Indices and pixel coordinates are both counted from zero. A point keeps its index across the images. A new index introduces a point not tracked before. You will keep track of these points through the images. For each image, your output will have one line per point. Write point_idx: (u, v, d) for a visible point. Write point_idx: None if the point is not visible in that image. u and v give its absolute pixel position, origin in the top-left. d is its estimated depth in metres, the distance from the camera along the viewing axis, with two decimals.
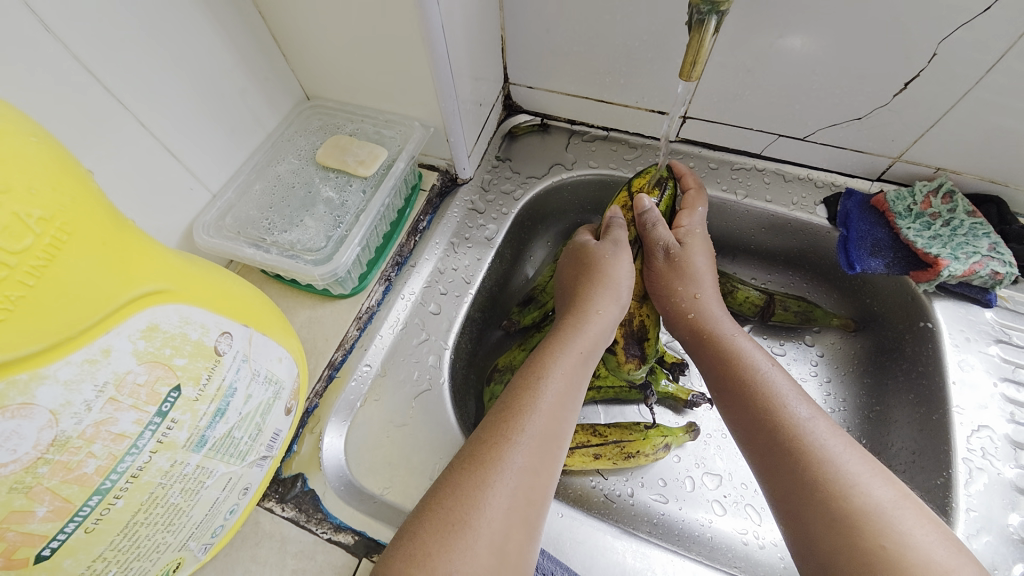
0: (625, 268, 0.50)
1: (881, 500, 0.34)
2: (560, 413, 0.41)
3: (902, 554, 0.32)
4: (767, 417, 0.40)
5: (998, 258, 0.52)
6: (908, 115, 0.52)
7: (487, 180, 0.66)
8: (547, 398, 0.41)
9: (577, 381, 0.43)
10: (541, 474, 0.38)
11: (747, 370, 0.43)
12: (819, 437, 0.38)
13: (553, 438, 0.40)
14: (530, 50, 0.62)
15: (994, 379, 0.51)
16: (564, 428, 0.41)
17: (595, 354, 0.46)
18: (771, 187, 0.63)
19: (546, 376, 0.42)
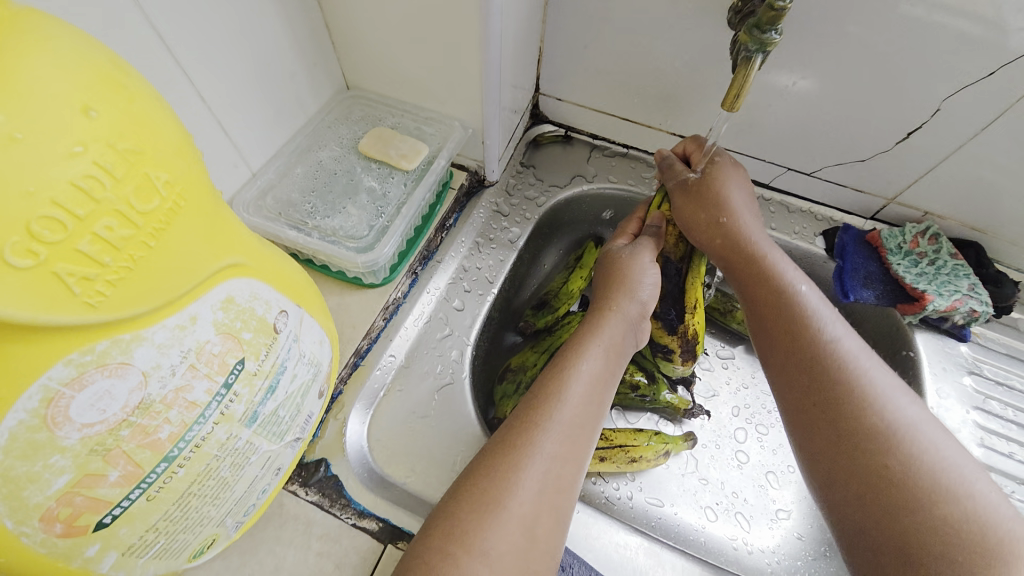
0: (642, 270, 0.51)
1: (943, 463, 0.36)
2: (590, 406, 0.42)
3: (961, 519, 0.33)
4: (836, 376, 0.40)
5: (976, 299, 0.58)
6: (906, 162, 0.57)
7: (511, 185, 0.68)
8: (576, 388, 0.43)
9: (606, 375, 0.45)
10: (570, 461, 0.39)
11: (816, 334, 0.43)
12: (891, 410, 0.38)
13: (582, 428, 0.41)
14: (565, 64, 0.65)
15: (967, 407, 0.57)
16: (593, 419, 0.42)
17: (622, 351, 0.48)
18: (776, 216, 0.68)
19: (574, 369, 0.44)
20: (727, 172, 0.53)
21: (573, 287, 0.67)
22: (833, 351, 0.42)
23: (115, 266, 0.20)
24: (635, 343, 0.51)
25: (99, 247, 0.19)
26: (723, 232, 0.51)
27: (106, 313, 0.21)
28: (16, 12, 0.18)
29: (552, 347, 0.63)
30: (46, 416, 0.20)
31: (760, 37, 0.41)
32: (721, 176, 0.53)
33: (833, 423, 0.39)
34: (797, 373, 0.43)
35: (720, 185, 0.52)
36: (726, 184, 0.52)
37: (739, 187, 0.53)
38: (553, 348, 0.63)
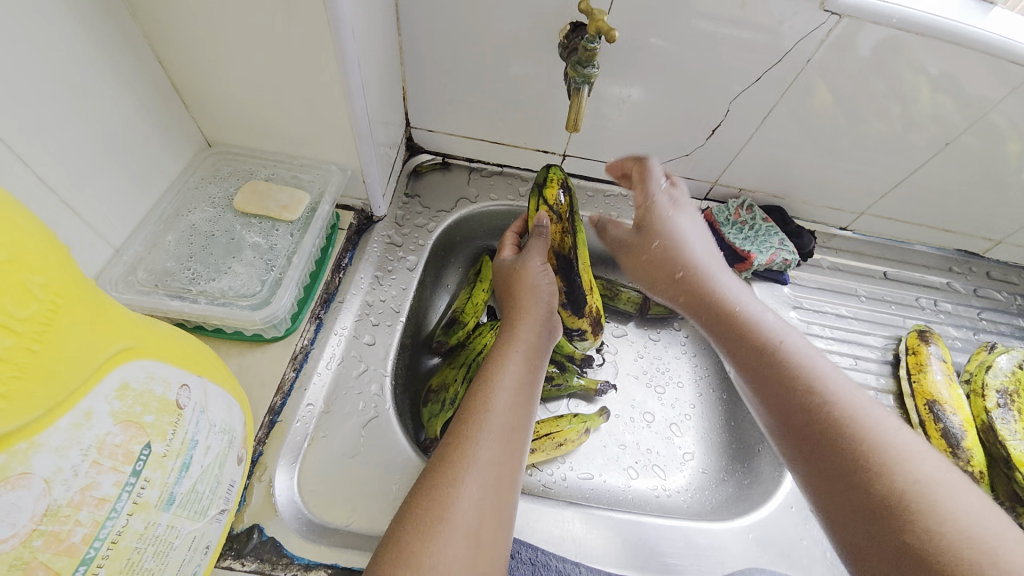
0: (541, 271, 0.59)
1: (930, 475, 0.37)
2: (517, 410, 0.47)
3: (959, 540, 0.33)
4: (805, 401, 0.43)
5: (785, 250, 0.72)
6: (718, 151, 0.72)
7: (400, 216, 0.71)
8: (501, 396, 0.47)
9: (528, 377, 0.50)
10: (504, 467, 0.43)
11: (827, 405, 0.42)
12: (918, 464, 0.38)
13: (512, 429, 0.46)
14: (430, 98, 0.70)
15: (797, 334, 0.70)
16: (521, 420, 0.47)
17: (539, 352, 0.54)
18: (634, 208, 0.80)
19: (498, 378, 0.49)
20: (676, 243, 0.60)
21: (478, 301, 0.73)
22: (835, 400, 0.43)
23: (3, 377, 0.21)
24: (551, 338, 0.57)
25: None
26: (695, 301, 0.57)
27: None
28: None
29: (468, 360, 0.69)
30: None
31: (583, 72, 0.51)
32: (672, 229, 0.61)
33: (835, 465, 0.40)
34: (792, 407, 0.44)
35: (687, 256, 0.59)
36: (705, 277, 0.57)
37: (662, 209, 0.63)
38: (469, 362, 0.69)
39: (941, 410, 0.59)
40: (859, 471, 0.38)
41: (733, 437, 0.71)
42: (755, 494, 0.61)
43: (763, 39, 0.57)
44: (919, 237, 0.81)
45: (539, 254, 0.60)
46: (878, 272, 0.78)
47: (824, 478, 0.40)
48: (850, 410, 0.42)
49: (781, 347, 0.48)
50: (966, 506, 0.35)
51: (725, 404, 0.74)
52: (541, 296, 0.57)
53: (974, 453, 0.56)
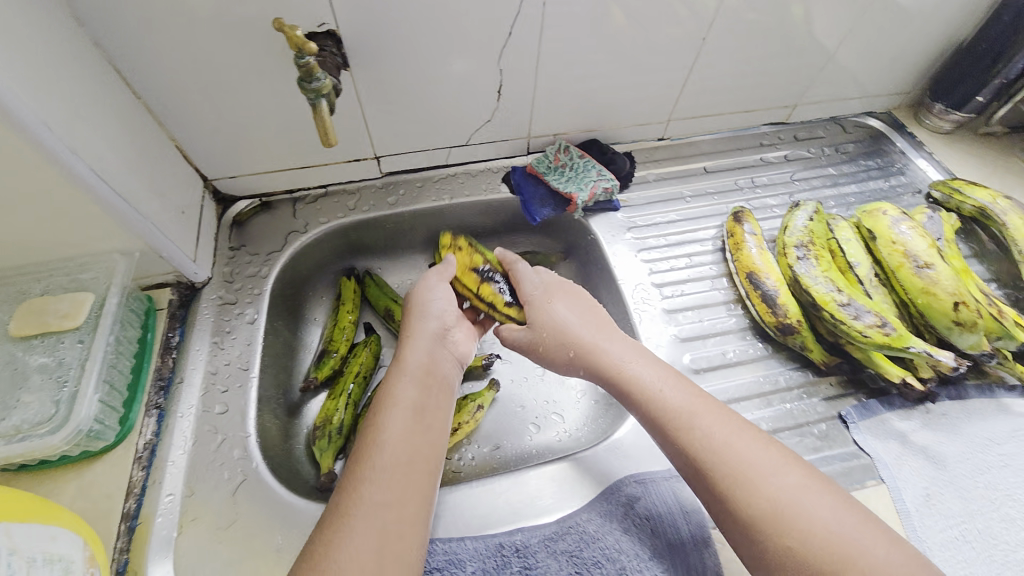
0: (435, 296, 0.60)
1: (791, 488, 0.43)
2: (417, 437, 0.51)
3: (808, 537, 0.40)
4: (686, 446, 0.48)
5: (604, 179, 0.76)
6: (514, 108, 0.73)
7: (228, 272, 0.69)
8: (398, 425, 0.50)
9: (421, 404, 0.53)
10: (405, 505, 0.46)
11: (697, 434, 0.48)
12: (766, 460, 0.45)
13: (409, 460, 0.49)
14: (212, 147, 0.67)
15: (636, 252, 0.74)
16: (421, 445, 0.50)
17: (433, 373, 0.56)
18: (466, 184, 0.81)
19: (388, 411, 0.51)
20: (552, 332, 0.59)
21: (343, 324, 0.75)
22: (708, 436, 0.47)
23: None
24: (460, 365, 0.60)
25: None
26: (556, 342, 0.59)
27: None
28: None
29: (347, 385, 0.70)
30: None
31: (311, 87, 0.48)
32: (556, 316, 0.60)
33: (718, 503, 0.45)
34: (676, 447, 0.49)
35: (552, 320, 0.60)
36: (570, 324, 0.59)
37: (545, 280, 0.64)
38: (347, 387, 0.70)
39: (758, 279, 0.66)
40: (726, 483, 0.45)
41: None
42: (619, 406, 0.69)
43: None
44: (728, 124, 0.86)
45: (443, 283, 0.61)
46: (700, 169, 0.83)
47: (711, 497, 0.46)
48: (712, 433, 0.48)
49: (647, 388, 0.52)
50: (799, 492, 0.43)
51: None
52: (426, 329, 0.58)
53: (789, 305, 0.64)
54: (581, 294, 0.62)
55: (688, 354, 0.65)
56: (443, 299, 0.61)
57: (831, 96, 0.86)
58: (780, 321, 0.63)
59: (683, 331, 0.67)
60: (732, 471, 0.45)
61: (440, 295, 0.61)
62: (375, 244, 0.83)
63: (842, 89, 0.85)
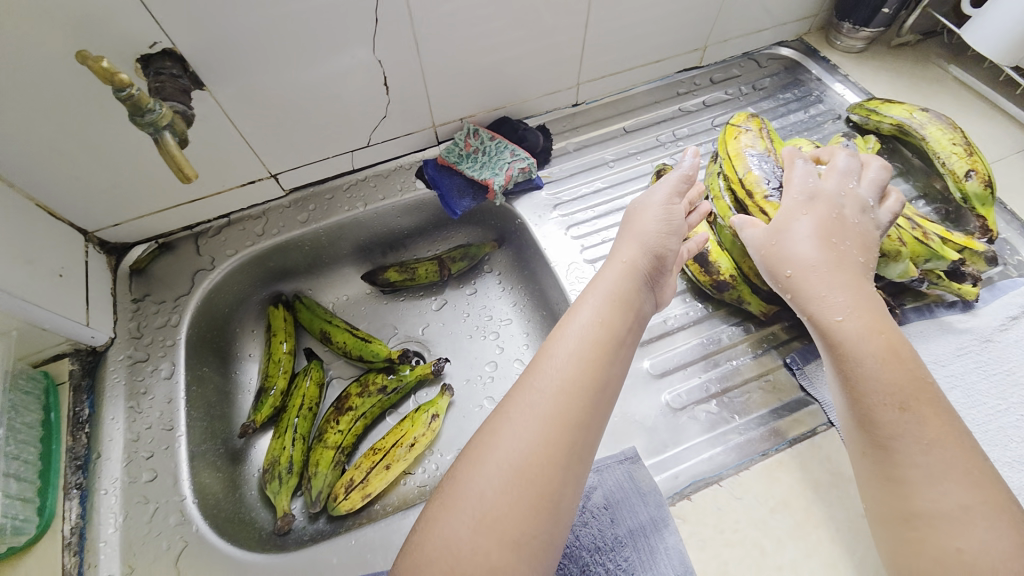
0: (637, 245, 0.53)
1: (950, 506, 0.40)
2: (590, 363, 0.45)
3: (968, 553, 0.38)
4: (865, 401, 0.45)
5: (519, 159, 0.72)
6: (408, 98, 0.68)
7: (135, 328, 0.64)
8: (569, 347, 0.46)
9: (603, 366, 0.45)
10: (554, 447, 0.41)
11: (857, 371, 0.46)
12: (912, 439, 0.42)
13: (526, 472, 0.40)
14: (82, 198, 0.61)
15: (565, 230, 0.71)
16: (563, 439, 0.41)
17: (609, 355, 0.46)
18: (378, 187, 0.76)
19: (552, 356, 0.46)
20: (784, 238, 0.53)
21: (277, 356, 0.72)
22: (912, 408, 0.43)
23: None
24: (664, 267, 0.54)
25: None
26: (767, 266, 0.54)
27: None
28: None
29: (290, 420, 0.67)
30: None
31: (146, 121, 0.44)
32: (793, 256, 0.52)
33: (884, 508, 0.43)
34: (854, 417, 0.46)
35: (781, 252, 0.53)
36: (799, 250, 0.52)
37: (839, 185, 0.55)
38: (292, 422, 0.67)
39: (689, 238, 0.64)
40: (885, 420, 0.43)
41: None
42: None
43: None
44: (641, 78, 0.83)
45: (650, 236, 0.53)
46: (619, 130, 0.80)
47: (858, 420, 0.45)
48: (885, 356, 0.45)
49: (832, 312, 0.48)
50: (926, 470, 0.41)
51: (547, 320, 0.76)
52: (648, 244, 0.53)
53: (721, 262, 0.61)
54: (852, 194, 0.54)
55: None
56: (649, 235, 0.53)
57: (738, 31, 0.83)
58: (716, 279, 0.61)
59: None
60: (899, 412, 0.43)
61: (655, 224, 0.54)
62: (297, 266, 0.78)
63: (746, 23, 0.82)
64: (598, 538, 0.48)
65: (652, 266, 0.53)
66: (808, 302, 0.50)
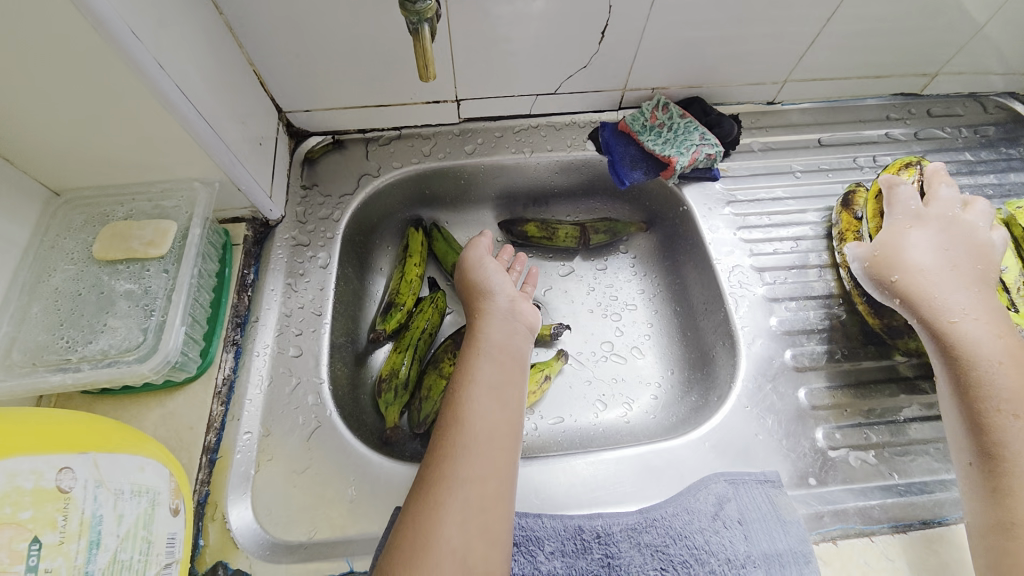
0: (497, 329, 0.55)
1: None
2: (500, 409, 0.49)
3: None
4: (978, 407, 0.45)
5: (708, 144, 0.68)
6: (615, 55, 0.65)
7: (301, 213, 0.67)
8: (480, 396, 0.49)
9: (506, 395, 0.50)
10: (489, 477, 0.44)
11: (974, 376, 0.46)
12: (1017, 438, 0.43)
13: (504, 435, 0.47)
14: (291, 78, 0.62)
15: (734, 231, 0.68)
16: (510, 427, 0.48)
17: (516, 356, 0.54)
18: (548, 138, 0.74)
19: (468, 403, 0.48)
20: (899, 245, 0.52)
21: (410, 276, 0.71)
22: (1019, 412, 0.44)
23: None
24: (524, 330, 0.57)
25: None
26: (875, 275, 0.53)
27: None
28: None
29: (413, 340, 0.68)
30: None
31: (415, 9, 0.44)
32: (913, 256, 0.51)
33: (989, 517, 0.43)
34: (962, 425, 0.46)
35: (899, 251, 0.52)
36: (919, 253, 0.51)
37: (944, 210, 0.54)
38: (414, 341, 0.68)
39: None
40: (995, 425, 0.44)
41: (692, 347, 0.69)
42: (711, 404, 0.61)
43: None
44: (848, 92, 0.76)
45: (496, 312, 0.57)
46: (813, 141, 0.75)
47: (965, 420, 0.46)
48: (1006, 364, 0.46)
49: (946, 312, 0.48)
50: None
51: (680, 316, 0.72)
52: (518, 313, 0.57)
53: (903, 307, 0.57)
54: (962, 218, 0.52)
55: (791, 349, 0.59)
56: (502, 330, 0.55)
57: (982, 69, 0.74)
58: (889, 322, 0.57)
59: (784, 324, 0.61)
60: (1015, 420, 0.43)
61: (506, 296, 0.58)
62: (446, 196, 0.78)
63: (998, 63, 0.73)
64: (729, 551, 0.45)
65: (513, 352, 0.54)
66: (926, 307, 0.49)
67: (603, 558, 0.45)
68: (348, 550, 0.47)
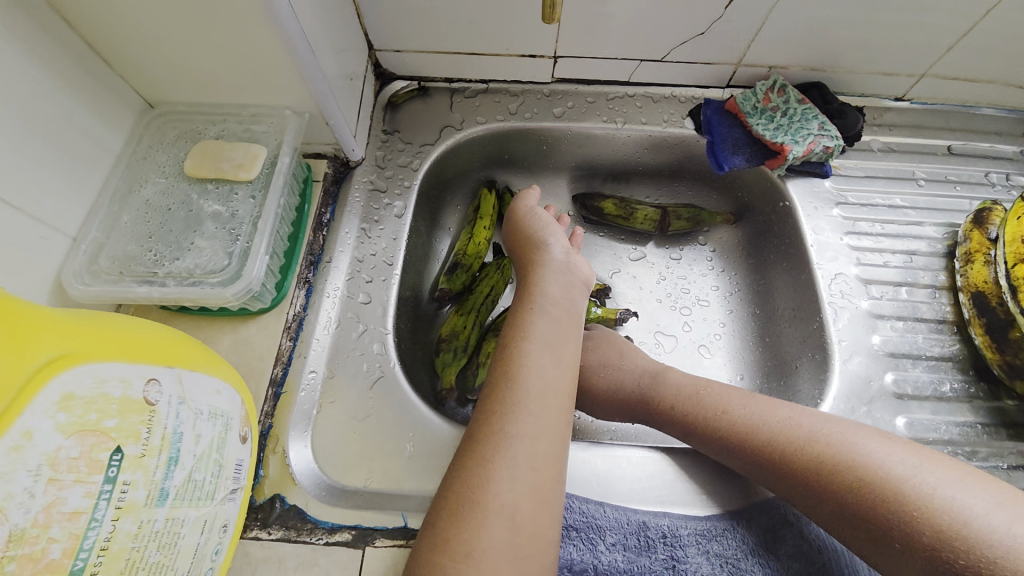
0: (553, 284, 0.52)
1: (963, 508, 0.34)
2: (557, 367, 0.45)
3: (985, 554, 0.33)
4: (790, 466, 0.41)
5: (827, 136, 0.62)
6: (740, 23, 0.59)
7: (380, 158, 0.64)
8: (537, 351, 0.45)
9: (560, 352, 0.46)
10: (542, 437, 0.41)
11: (757, 442, 0.43)
12: (846, 458, 0.39)
13: (557, 396, 0.43)
14: (389, 12, 0.59)
15: (840, 235, 0.62)
16: (561, 388, 0.44)
17: (572, 316, 0.50)
18: (644, 110, 0.69)
19: (524, 357, 0.44)
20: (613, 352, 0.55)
21: (479, 240, 0.68)
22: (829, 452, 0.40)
23: None
24: (578, 287, 0.54)
25: None
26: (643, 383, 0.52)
27: None
28: None
29: (477, 305, 0.66)
30: None
31: None
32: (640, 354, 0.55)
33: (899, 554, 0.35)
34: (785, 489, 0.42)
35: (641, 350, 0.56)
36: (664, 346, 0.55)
37: None
38: (479, 307, 0.66)
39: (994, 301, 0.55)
40: (823, 479, 0.39)
41: (768, 354, 0.65)
42: None
43: None
44: (993, 97, 0.67)
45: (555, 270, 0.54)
46: (942, 147, 0.67)
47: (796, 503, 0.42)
48: (794, 429, 0.42)
49: (718, 402, 0.47)
50: (909, 464, 0.37)
51: (758, 320, 0.68)
52: (572, 271, 0.54)
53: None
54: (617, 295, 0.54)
55: (891, 372, 0.56)
56: (559, 287, 0.51)
57: None
58: (1010, 360, 0.53)
59: (887, 344, 0.57)
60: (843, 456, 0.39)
61: (563, 249, 0.56)
62: (525, 161, 0.74)
63: None
64: None
65: (568, 311, 0.50)
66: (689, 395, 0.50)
67: (667, 559, 0.43)
68: (403, 505, 0.45)
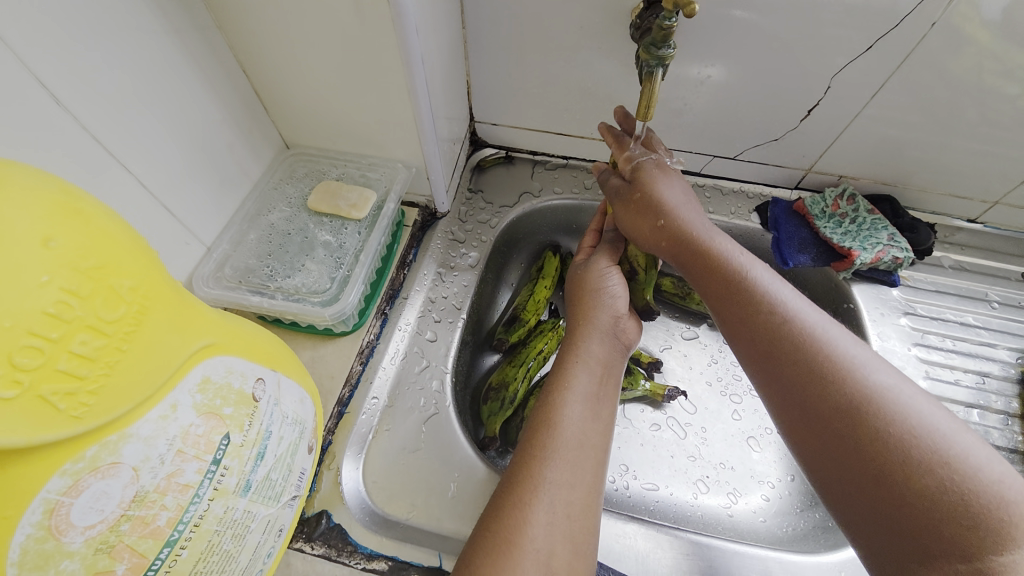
0: (598, 345, 0.50)
1: (932, 431, 0.33)
2: (591, 421, 0.45)
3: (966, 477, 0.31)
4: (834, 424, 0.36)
5: (897, 246, 0.63)
6: (812, 135, 0.63)
7: (463, 212, 0.71)
8: (575, 403, 0.45)
9: (597, 406, 0.46)
10: (577, 487, 0.41)
11: (818, 393, 0.37)
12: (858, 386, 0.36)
13: (589, 449, 0.43)
14: (493, 92, 0.68)
15: (908, 345, 0.62)
16: (595, 439, 0.44)
17: (610, 370, 0.50)
18: (712, 200, 0.73)
19: (563, 406, 0.45)
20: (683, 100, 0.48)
21: (539, 298, 0.70)
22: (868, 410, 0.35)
23: (96, 374, 0.24)
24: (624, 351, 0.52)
25: (77, 362, 0.23)
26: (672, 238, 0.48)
27: (92, 422, 0.24)
28: (60, 190, 0.24)
29: (528, 360, 0.66)
30: (49, 526, 0.23)
31: (657, 53, 0.46)
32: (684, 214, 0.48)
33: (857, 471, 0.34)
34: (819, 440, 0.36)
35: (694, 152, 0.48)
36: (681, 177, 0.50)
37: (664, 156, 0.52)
38: (530, 361, 0.66)
39: None
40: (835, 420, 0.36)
41: None
42: None
43: (876, 5, 0.48)
44: None
45: (604, 330, 0.51)
46: (1014, 273, 0.67)
47: (792, 421, 0.38)
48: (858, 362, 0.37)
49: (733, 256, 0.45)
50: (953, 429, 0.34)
51: None
52: (615, 329, 0.52)
53: None
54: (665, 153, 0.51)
55: None
56: (604, 348, 0.50)
57: None
58: None
59: None
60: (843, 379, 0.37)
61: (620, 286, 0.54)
62: None
63: None
64: None
65: (607, 367, 0.49)
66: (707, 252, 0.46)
67: None
68: (441, 546, 0.46)
